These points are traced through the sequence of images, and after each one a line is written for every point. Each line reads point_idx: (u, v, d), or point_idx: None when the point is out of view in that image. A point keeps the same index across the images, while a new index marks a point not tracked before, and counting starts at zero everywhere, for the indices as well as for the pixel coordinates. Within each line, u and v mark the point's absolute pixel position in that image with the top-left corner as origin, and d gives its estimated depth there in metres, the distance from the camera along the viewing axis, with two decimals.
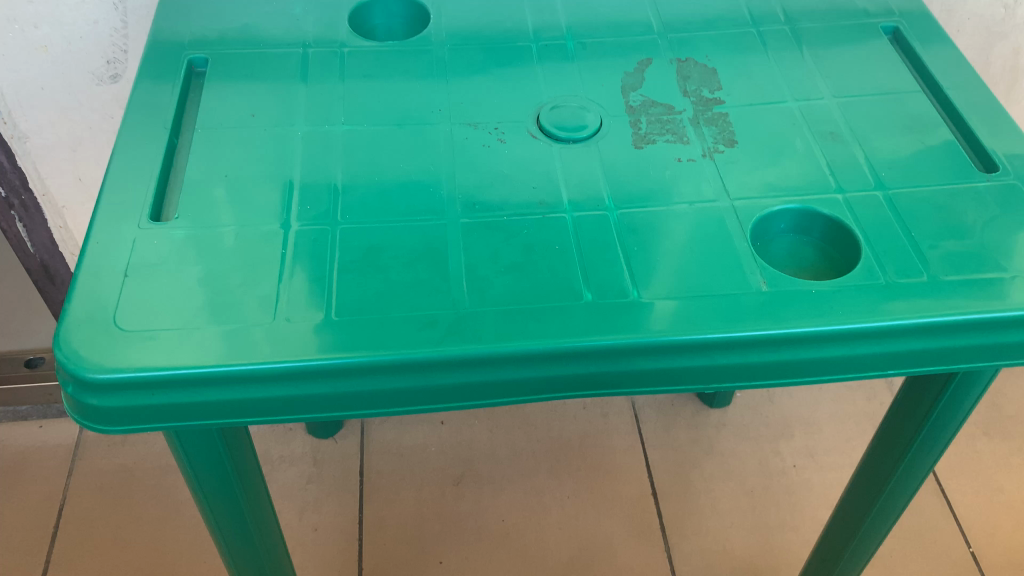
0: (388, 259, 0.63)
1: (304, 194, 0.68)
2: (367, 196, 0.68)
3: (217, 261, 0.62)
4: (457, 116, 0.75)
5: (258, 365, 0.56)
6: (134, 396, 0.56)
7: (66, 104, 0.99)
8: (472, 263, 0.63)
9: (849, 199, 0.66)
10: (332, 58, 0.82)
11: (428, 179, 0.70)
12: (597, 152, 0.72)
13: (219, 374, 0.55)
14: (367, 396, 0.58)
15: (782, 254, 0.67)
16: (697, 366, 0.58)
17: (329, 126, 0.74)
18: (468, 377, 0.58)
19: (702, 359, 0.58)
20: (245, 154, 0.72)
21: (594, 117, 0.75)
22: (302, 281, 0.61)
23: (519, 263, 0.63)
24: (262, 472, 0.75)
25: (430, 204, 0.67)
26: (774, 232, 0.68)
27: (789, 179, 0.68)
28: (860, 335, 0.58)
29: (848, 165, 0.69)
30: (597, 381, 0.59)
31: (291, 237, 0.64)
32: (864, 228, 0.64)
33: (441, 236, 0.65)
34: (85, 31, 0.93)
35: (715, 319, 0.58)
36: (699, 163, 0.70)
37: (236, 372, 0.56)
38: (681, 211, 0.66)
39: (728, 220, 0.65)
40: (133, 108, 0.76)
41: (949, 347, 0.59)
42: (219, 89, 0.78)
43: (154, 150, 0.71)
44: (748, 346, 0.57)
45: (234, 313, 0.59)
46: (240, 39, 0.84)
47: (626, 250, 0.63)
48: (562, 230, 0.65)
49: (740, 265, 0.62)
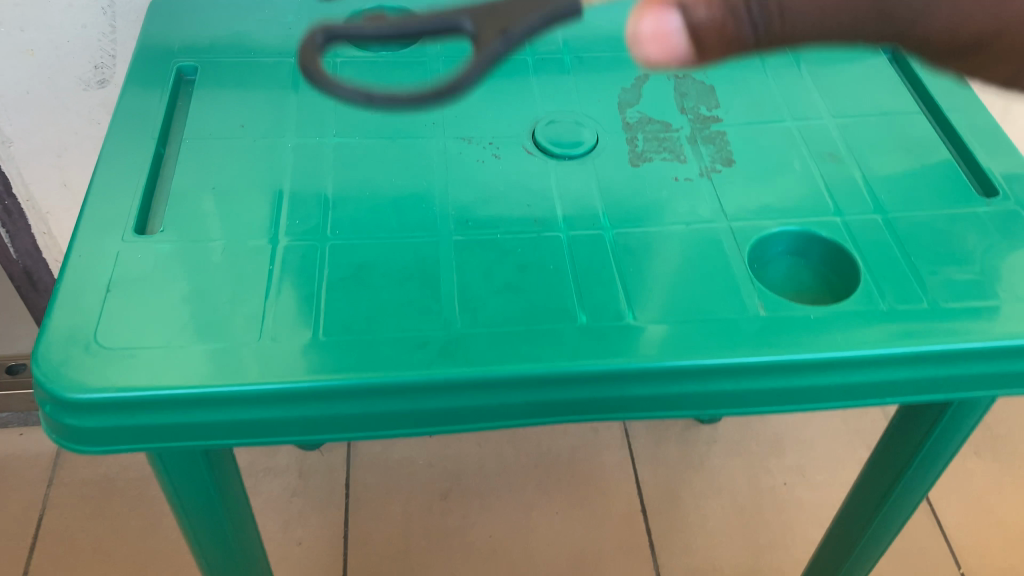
0: (379, 277, 0.62)
1: (294, 209, 0.67)
2: (358, 212, 0.67)
3: (203, 276, 0.61)
4: (451, 130, 0.74)
5: (243, 387, 0.54)
6: (114, 417, 0.54)
7: (52, 109, 0.97)
8: (464, 283, 0.61)
9: (848, 222, 0.65)
10: (325, 68, 0.80)
11: (420, 194, 0.68)
12: (593, 169, 0.71)
13: (203, 396, 0.54)
14: (354, 419, 0.56)
15: (779, 277, 0.66)
16: (693, 392, 0.57)
17: (320, 138, 0.73)
18: (458, 401, 0.56)
19: (698, 385, 0.57)
20: (233, 165, 0.70)
21: (590, 133, 0.74)
22: (290, 300, 0.60)
23: (512, 283, 0.61)
24: (241, 481, 0.74)
25: (422, 221, 0.66)
26: (772, 254, 0.66)
27: (787, 200, 0.67)
28: (858, 363, 0.57)
29: (847, 186, 0.68)
30: (591, 406, 0.57)
31: (279, 253, 0.63)
32: (864, 252, 0.63)
33: (433, 254, 0.63)
34: (72, 35, 0.91)
35: (712, 345, 0.57)
36: (696, 183, 0.69)
37: (221, 394, 0.54)
38: (677, 232, 0.65)
39: (725, 242, 0.64)
40: (120, 117, 0.74)
41: (949, 376, 0.58)
42: (209, 98, 0.77)
43: (141, 160, 0.70)
44: (744, 372, 0.56)
45: (219, 332, 0.57)
46: (232, 47, 0.82)
47: (622, 271, 0.62)
48: (556, 250, 0.64)
49: (737, 288, 0.61)
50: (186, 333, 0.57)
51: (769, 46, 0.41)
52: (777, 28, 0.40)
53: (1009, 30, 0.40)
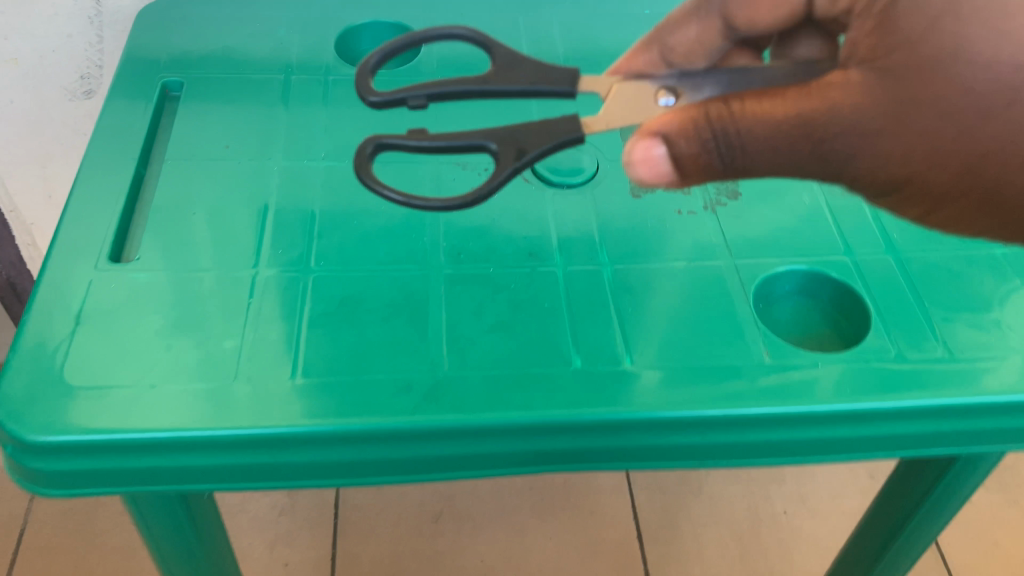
0: (365, 312, 0.59)
1: (279, 236, 0.64)
2: (345, 240, 0.64)
3: (178, 309, 0.58)
4: (446, 155, 0.71)
5: (217, 432, 0.51)
6: (79, 461, 0.51)
7: (35, 119, 0.94)
8: (455, 320, 0.58)
9: (858, 262, 0.63)
10: (317, 87, 0.77)
11: (411, 223, 0.65)
12: (592, 199, 0.68)
13: (174, 441, 0.51)
14: (335, 466, 0.54)
15: (786, 318, 0.63)
16: (692, 444, 0.54)
17: (308, 161, 0.70)
18: (444, 450, 0.53)
19: (698, 436, 0.54)
20: (217, 189, 0.67)
21: (591, 161, 0.71)
22: (271, 336, 0.57)
23: (505, 322, 0.58)
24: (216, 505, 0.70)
25: (412, 252, 0.63)
26: (778, 294, 0.64)
27: (795, 237, 0.65)
28: (868, 415, 0.54)
29: (857, 224, 0.66)
30: (585, 457, 0.54)
31: (259, 284, 0.60)
32: (875, 295, 0.60)
33: (422, 289, 0.60)
34: (57, 45, 0.88)
35: (713, 394, 0.54)
36: (700, 216, 0.67)
37: (193, 439, 0.51)
38: (678, 269, 0.62)
39: (729, 281, 0.61)
40: (100, 134, 0.71)
41: (962, 430, 0.55)
42: (194, 116, 0.74)
43: (119, 181, 0.67)
44: (747, 424, 0.54)
45: (194, 371, 0.54)
46: (221, 62, 0.80)
47: (620, 311, 0.59)
48: (552, 286, 0.61)
49: (741, 333, 0.58)
50: (155, 372, 0.54)
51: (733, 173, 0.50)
52: (734, 163, 0.49)
53: (915, 179, 0.48)
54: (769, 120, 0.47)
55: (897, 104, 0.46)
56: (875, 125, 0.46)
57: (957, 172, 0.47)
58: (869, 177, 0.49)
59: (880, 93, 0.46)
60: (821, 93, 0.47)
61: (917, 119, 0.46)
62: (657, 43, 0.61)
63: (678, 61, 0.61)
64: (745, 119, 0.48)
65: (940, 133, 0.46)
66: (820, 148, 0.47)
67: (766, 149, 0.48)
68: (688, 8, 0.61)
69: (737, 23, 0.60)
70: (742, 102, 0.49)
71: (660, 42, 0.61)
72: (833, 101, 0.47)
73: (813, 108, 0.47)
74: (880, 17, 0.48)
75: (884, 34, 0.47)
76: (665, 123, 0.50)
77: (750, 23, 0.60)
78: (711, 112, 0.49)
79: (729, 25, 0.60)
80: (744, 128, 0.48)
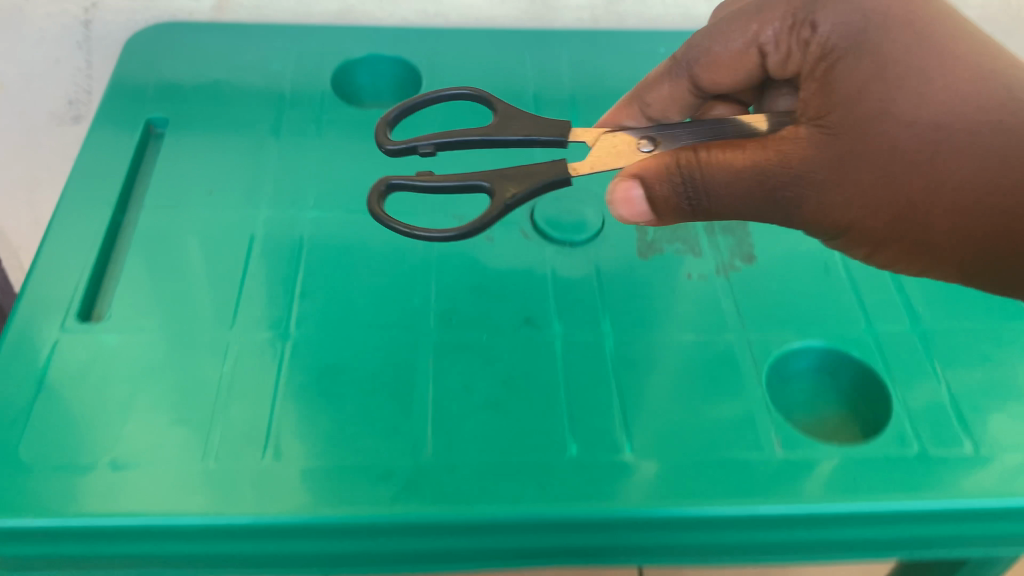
0: (345, 384, 0.55)
1: (258, 296, 0.60)
2: (330, 301, 0.60)
3: (144, 379, 0.54)
4: (442, 206, 0.67)
5: (176, 521, 0.47)
6: (29, 546, 0.48)
7: (21, 144, 0.90)
8: (442, 396, 0.54)
9: (880, 340, 0.59)
10: (309, 126, 0.73)
11: (402, 282, 0.61)
12: (596, 259, 0.64)
13: (129, 529, 0.47)
14: (307, 556, 0.50)
15: (800, 398, 0.59)
16: (694, 542, 0.50)
17: (296, 210, 0.66)
18: (425, 543, 0.49)
19: (700, 534, 0.50)
20: (197, 241, 0.63)
21: (596, 216, 0.67)
22: (241, 410, 0.53)
23: (495, 401, 0.54)
24: None
25: (400, 315, 0.59)
26: (793, 371, 0.60)
27: (812, 308, 0.60)
28: (888, 518, 0.50)
29: (879, 295, 0.62)
30: (577, 551, 0.50)
31: (233, 351, 0.56)
32: (897, 380, 0.56)
33: (408, 358, 0.56)
34: (43, 69, 0.84)
35: (719, 491, 0.50)
36: (711, 281, 0.62)
37: (149, 527, 0.47)
38: (685, 342, 0.58)
39: (741, 358, 0.57)
40: (76, 177, 0.67)
41: (986, 533, 0.51)
42: (177, 156, 0.70)
43: (92, 232, 0.63)
44: (755, 524, 0.49)
45: (156, 450, 0.51)
46: (208, 96, 0.76)
47: (621, 390, 0.55)
48: (547, 359, 0.57)
49: (753, 420, 0.54)
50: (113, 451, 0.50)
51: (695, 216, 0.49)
52: (701, 206, 0.48)
53: (858, 227, 0.47)
54: (722, 166, 0.47)
55: (841, 153, 0.45)
56: (822, 173, 0.46)
57: (891, 222, 0.46)
58: (819, 224, 0.48)
59: (823, 142, 0.46)
60: (773, 145, 0.47)
61: (859, 168, 0.45)
62: (636, 99, 0.59)
63: (655, 116, 0.60)
64: (707, 165, 0.47)
65: (886, 178, 0.45)
66: (775, 197, 0.47)
67: (727, 194, 0.47)
68: (665, 63, 0.59)
69: (703, 83, 0.58)
70: (707, 147, 0.48)
71: (638, 98, 0.59)
72: (783, 150, 0.46)
73: (768, 158, 0.46)
74: (823, 80, 0.48)
75: (828, 92, 0.47)
76: (644, 166, 0.49)
77: (715, 83, 0.58)
78: (680, 158, 0.48)
79: (699, 85, 0.58)
80: (706, 174, 0.47)
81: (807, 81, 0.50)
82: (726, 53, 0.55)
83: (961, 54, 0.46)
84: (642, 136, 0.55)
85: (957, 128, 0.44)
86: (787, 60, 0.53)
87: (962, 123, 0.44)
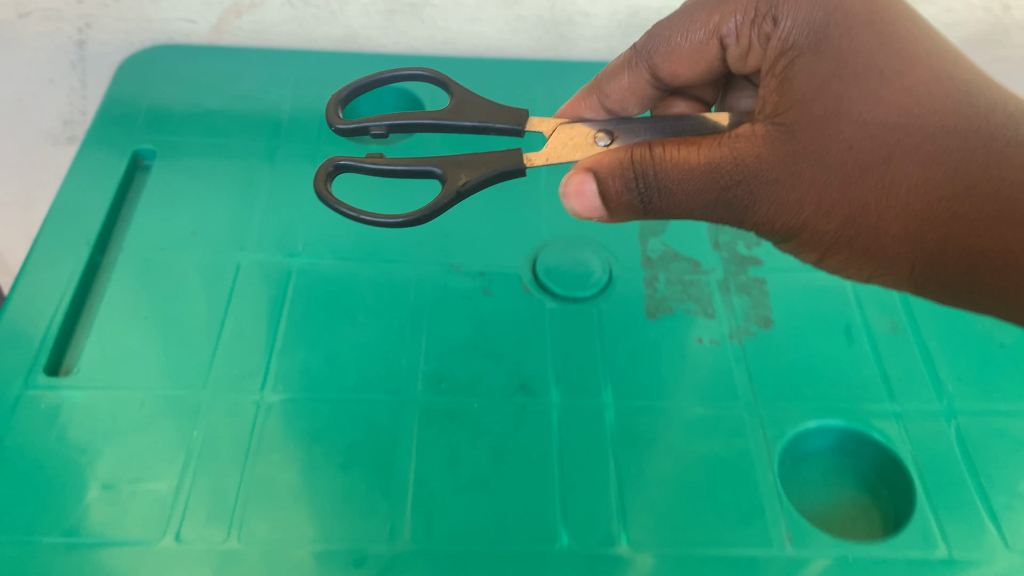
0: (323, 455, 0.51)
1: (234, 350, 0.56)
2: (312, 360, 0.56)
3: (108, 444, 0.51)
4: (437, 254, 0.62)
5: None
6: None
7: (15, 166, 0.87)
8: (426, 471, 0.51)
9: (903, 421, 0.55)
10: (304, 163, 0.69)
11: (390, 340, 0.57)
12: (600, 319, 0.59)
13: None
14: None
15: (816, 478, 0.54)
16: None
17: (282, 256, 0.62)
18: None
19: None
20: (174, 288, 0.59)
21: (602, 270, 0.62)
22: (209, 481, 0.49)
23: (483, 480, 0.51)
24: None
25: (386, 377, 0.55)
26: (808, 449, 0.55)
27: (832, 383, 0.56)
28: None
29: (905, 369, 0.57)
30: None
31: (204, 411, 0.52)
32: (921, 468, 0.52)
33: (391, 426, 0.53)
34: (38, 90, 0.80)
35: None
36: (723, 348, 0.58)
37: None
38: (692, 416, 0.54)
39: (751, 437, 0.53)
40: (55, 211, 0.63)
41: None
42: (162, 191, 0.66)
43: (67, 274, 0.59)
44: None
45: (111, 522, 0.48)
46: (201, 127, 0.72)
47: (619, 469, 0.51)
48: (541, 432, 0.53)
49: (762, 510, 0.50)
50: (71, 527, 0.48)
51: (640, 212, 0.45)
52: (653, 205, 0.44)
53: (812, 229, 0.42)
54: (671, 164, 0.42)
55: (796, 152, 0.40)
56: (772, 171, 0.41)
57: (848, 223, 0.40)
58: (770, 225, 0.43)
59: (777, 138, 0.41)
60: (728, 142, 0.42)
61: (815, 167, 0.40)
62: (595, 90, 0.55)
63: (614, 108, 0.56)
64: (660, 161, 0.42)
65: (843, 180, 0.39)
66: (726, 194, 0.42)
67: (678, 193, 0.42)
68: (626, 54, 0.55)
69: (663, 74, 0.53)
70: (663, 143, 0.43)
71: (598, 88, 0.55)
72: (738, 147, 0.41)
73: (721, 154, 0.41)
74: (782, 74, 0.42)
75: (785, 86, 0.42)
76: (598, 160, 0.44)
77: (677, 75, 0.53)
78: (633, 153, 0.43)
79: (660, 77, 0.54)
80: (658, 172, 0.42)
81: (768, 77, 0.44)
82: (687, 44, 0.50)
83: (932, 44, 0.41)
84: (600, 129, 0.50)
85: (921, 126, 0.39)
86: (748, 54, 0.48)
87: (931, 122, 0.39)
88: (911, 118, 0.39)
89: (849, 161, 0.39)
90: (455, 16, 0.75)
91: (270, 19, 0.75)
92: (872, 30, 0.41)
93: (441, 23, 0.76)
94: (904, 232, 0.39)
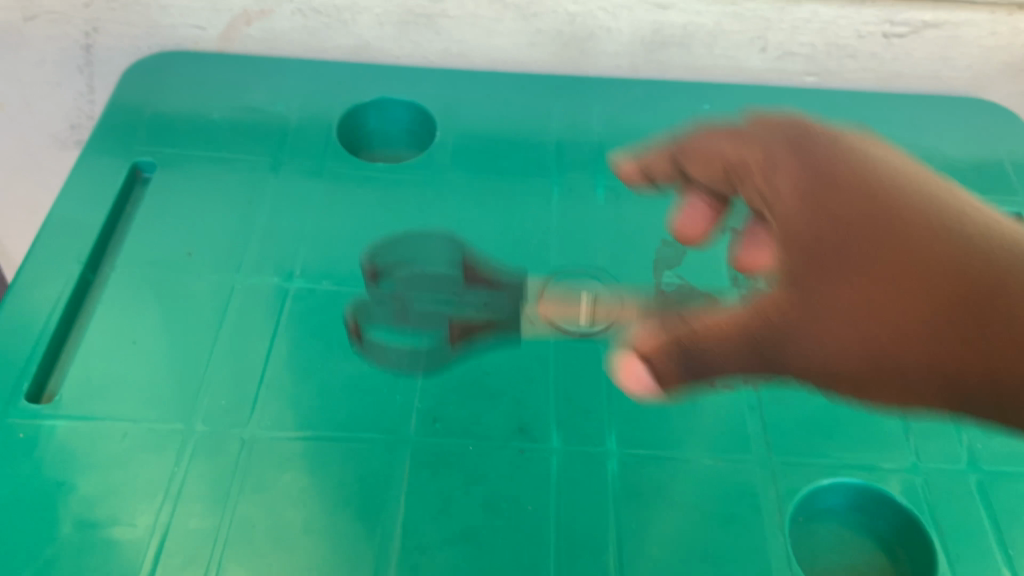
0: (308, 499, 0.49)
1: (222, 381, 0.53)
2: (302, 395, 0.53)
3: (86, 479, 0.49)
4: (441, 283, 0.60)
5: None
6: None
7: (23, 166, 0.86)
8: (415, 521, 0.48)
9: (928, 483, 0.51)
10: (307, 180, 0.66)
11: (385, 375, 0.54)
12: (608, 357, 0.56)
13: None
14: None
15: (830, 539, 0.51)
16: None
17: (279, 280, 0.59)
18: None
19: None
20: (165, 312, 0.57)
21: (613, 301, 0.59)
22: (187, 524, 0.47)
23: (474, 533, 0.48)
24: None
25: (379, 415, 0.52)
26: (823, 507, 0.52)
27: (853, 437, 0.52)
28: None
29: (932, 426, 0.53)
30: None
31: (187, 445, 0.50)
32: (945, 536, 0.49)
33: (381, 469, 0.50)
34: (44, 92, 0.79)
35: None
36: (738, 393, 0.54)
37: None
38: (699, 468, 0.51)
39: (761, 495, 0.50)
40: (50, 225, 0.61)
41: None
42: (160, 208, 0.63)
43: (57, 293, 0.57)
44: None
45: (81, 565, 0.46)
46: (203, 139, 0.69)
47: (618, 526, 0.49)
48: (538, 481, 0.50)
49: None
50: (41, 567, 0.46)
51: (701, 382, 0.36)
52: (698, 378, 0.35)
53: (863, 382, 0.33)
54: (702, 323, 0.34)
55: (818, 291, 0.32)
56: (801, 322, 0.32)
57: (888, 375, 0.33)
58: (833, 384, 0.34)
59: (789, 269, 0.33)
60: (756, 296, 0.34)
61: (841, 314, 0.32)
62: None
63: None
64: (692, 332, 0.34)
65: (868, 314, 0.32)
66: (767, 355, 0.34)
67: (722, 360, 0.34)
68: None
69: None
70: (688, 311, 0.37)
71: None
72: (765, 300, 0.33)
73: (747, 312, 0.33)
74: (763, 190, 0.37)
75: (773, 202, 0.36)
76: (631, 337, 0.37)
77: None
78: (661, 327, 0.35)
79: None
80: (690, 343, 0.34)
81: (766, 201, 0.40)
82: None
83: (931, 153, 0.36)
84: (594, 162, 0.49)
85: (931, 240, 0.32)
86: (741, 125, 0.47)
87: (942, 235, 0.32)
88: (903, 222, 0.32)
89: (855, 286, 0.32)
90: (472, 29, 0.71)
91: (280, 27, 0.72)
92: (856, 144, 0.37)
93: (457, 36, 0.72)
94: (924, 357, 0.31)
